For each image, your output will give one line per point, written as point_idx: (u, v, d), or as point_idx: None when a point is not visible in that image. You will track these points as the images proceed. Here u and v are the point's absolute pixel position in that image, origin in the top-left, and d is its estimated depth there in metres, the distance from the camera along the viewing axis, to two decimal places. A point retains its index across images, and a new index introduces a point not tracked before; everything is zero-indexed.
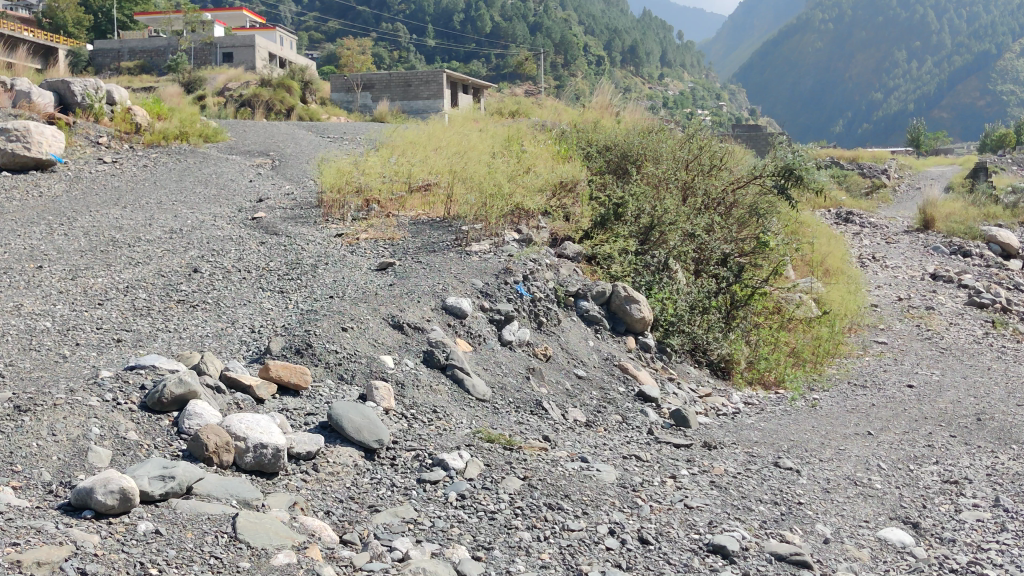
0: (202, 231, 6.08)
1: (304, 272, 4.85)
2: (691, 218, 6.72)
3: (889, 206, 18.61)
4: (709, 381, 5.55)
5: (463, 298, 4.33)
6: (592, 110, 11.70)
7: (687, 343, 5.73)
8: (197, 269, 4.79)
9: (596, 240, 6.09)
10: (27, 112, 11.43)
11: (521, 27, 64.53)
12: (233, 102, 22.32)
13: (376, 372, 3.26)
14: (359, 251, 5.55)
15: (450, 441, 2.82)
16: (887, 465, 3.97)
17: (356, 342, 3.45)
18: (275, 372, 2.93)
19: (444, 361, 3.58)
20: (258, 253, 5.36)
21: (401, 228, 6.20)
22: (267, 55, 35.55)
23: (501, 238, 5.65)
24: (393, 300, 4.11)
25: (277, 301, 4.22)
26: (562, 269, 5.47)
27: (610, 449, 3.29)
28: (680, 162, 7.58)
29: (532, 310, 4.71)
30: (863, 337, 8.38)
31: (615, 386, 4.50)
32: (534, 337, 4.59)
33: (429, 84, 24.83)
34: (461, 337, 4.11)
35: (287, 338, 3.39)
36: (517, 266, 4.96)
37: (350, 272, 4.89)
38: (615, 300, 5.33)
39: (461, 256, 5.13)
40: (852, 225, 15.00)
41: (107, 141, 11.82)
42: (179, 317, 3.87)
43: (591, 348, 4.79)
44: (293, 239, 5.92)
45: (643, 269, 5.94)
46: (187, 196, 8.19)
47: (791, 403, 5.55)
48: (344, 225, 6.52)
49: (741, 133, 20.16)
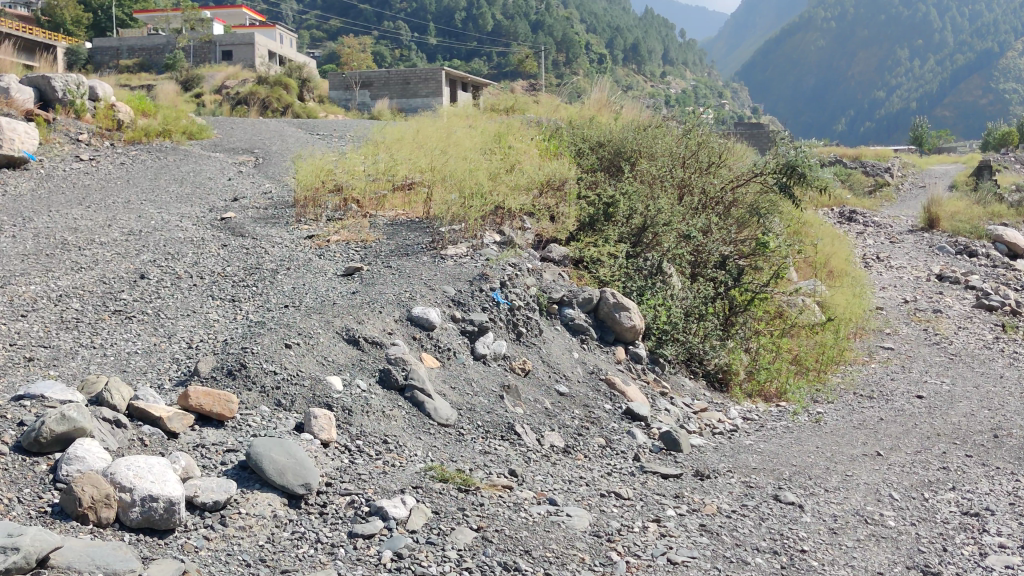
0: (163, 233, 5.68)
1: (262, 278, 4.46)
2: (686, 218, 6.32)
3: (892, 205, 18.18)
4: (704, 395, 5.14)
5: (431, 308, 3.93)
6: (587, 107, 11.31)
7: (682, 353, 5.33)
8: (145, 276, 4.39)
9: (585, 242, 5.69)
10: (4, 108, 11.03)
11: (522, 24, 64.11)
12: (228, 101, 21.94)
13: (319, 396, 2.86)
14: (327, 255, 5.15)
15: (395, 482, 2.41)
16: (898, 494, 3.57)
17: (301, 361, 3.05)
18: (194, 400, 2.54)
19: (402, 381, 3.19)
20: (216, 257, 4.96)
21: (376, 229, 5.80)
22: (264, 52, 35.14)
23: (480, 241, 5.25)
24: (352, 310, 3.71)
25: (225, 312, 3.83)
26: (546, 274, 5.07)
27: (587, 484, 2.89)
28: (676, 159, 7.17)
29: (510, 319, 4.31)
30: (868, 343, 7.97)
31: (600, 404, 4.10)
32: (512, 349, 4.19)
33: (426, 82, 24.42)
34: (427, 352, 3.71)
35: (220, 357, 2.99)
36: (495, 272, 4.56)
37: (312, 278, 4.49)
38: (604, 307, 4.94)
39: (434, 261, 4.73)
40: (855, 225, 14.58)
41: (87, 138, 11.42)
42: (110, 330, 3.47)
43: (575, 360, 4.39)
44: (258, 241, 5.52)
45: (635, 273, 5.53)
46: (159, 196, 7.79)
47: (793, 418, 5.14)
48: (317, 226, 6.12)
49: (742, 130, 19.73)
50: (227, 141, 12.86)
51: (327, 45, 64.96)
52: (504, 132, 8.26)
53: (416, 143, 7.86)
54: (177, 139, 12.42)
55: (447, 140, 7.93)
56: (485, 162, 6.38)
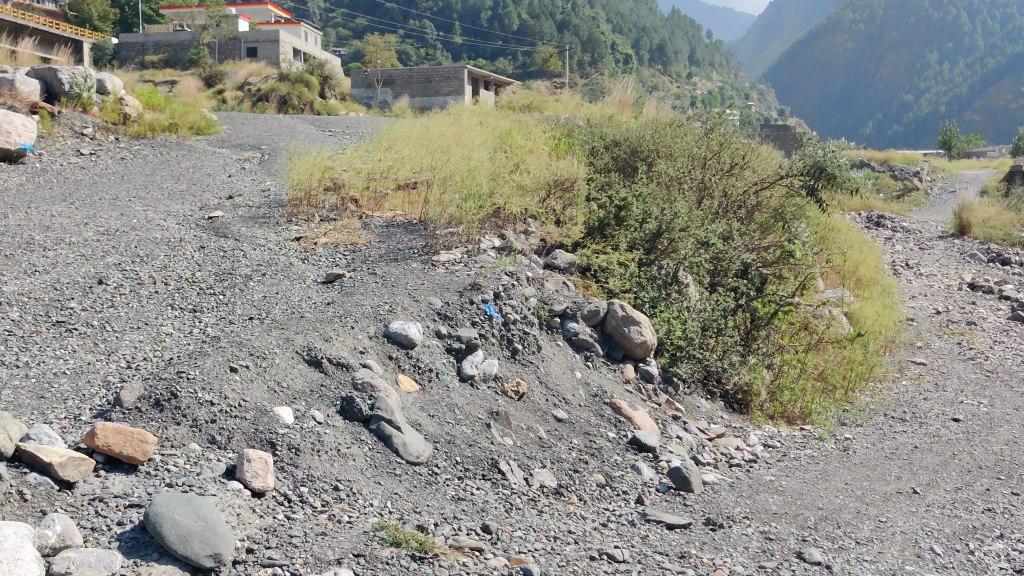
0: (140, 232, 5.28)
1: (232, 285, 4.04)
2: (705, 223, 5.85)
3: (921, 210, 17.59)
4: (721, 419, 4.68)
5: (411, 322, 3.50)
6: (607, 106, 10.88)
7: (698, 371, 4.88)
8: (104, 281, 3.98)
9: (593, 247, 5.23)
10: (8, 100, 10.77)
11: (548, 23, 63.77)
12: (248, 97, 21.66)
13: (262, 432, 2.44)
14: (311, 259, 4.72)
15: (334, 548, 1.98)
16: (940, 548, 3.10)
17: (249, 388, 2.63)
18: (102, 440, 2.14)
19: (367, 412, 2.76)
20: (190, 259, 4.55)
21: (369, 231, 5.38)
22: (288, 49, 34.90)
23: (477, 247, 4.82)
24: (319, 325, 3.29)
25: (181, 325, 3.41)
26: (548, 283, 4.63)
27: (576, 542, 2.45)
28: (696, 160, 6.71)
29: (504, 335, 3.87)
30: (898, 358, 7.45)
31: (603, 432, 3.66)
32: (505, 369, 3.75)
33: (448, 80, 24.15)
34: (405, 373, 3.29)
35: (150, 383, 2.57)
36: (489, 282, 4.13)
37: (288, 285, 4.08)
38: (611, 321, 4.49)
39: (424, 268, 4.30)
40: (883, 230, 14.02)
41: (91, 132, 11.08)
42: (42, 345, 3.06)
43: (577, 381, 3.95)
44: (240, 242, 5.11)
45: (648, 283, 5.07)
46: (151, 192, 7.41)
47: (819, 446, 4.66)
48: (308, 226, 5.70)
49: (768, 132, 19.16)
50: (236, 137, 12.52)
51: (352, 43, 64.86)
52: (515, 130, 7.83)
53: (422, 140, 7.45)
54: (183, 134, 12.09)
55: (454, 138, 7.52)
56: (490, 161, 5.95)
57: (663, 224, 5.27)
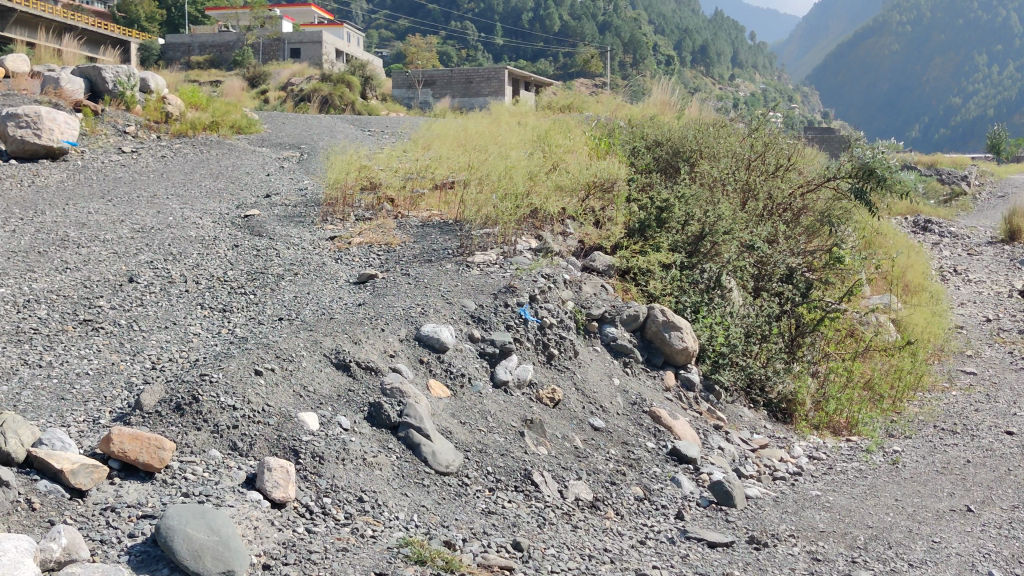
0: (174, 230, 5.22)
1: (263, 284, 3.96)
2: (749, 226, 5.68)
3: (969, 214, 17.18)
4: (765, 429, 4.52)
5: (443, 326, 3.40)
6: (648, 106, 10.73)
7: (740, 379, 4.72)
8: (134, 279, 3.91)
9: (633, 250, 5.09)
10: (53, 99, 10.99)
11: (590, 24, 63.57)
12: (290, 97, 21.75)
13: (285, 439, 2.34)
14: (345, 259, 4.63)
15: (356, 567, 1.88)
16: (999, 571, 2.93)
17: (274, 392, 2.53)
18: (117, 447, 2.06)
19: (396, 418, 2.65)
20: (222, 258, 4.48)
21: (404, 231, 5.28)
22: (330, 49, 35.08)
23: (514, 248, 4.71)
24: (348, 328, 3.19)
25: (209, 326, 3.33)
26: (586, 286, 4.50)
27: (612, 561, 2.32)
28: (740, 161, 6.54)
29: (540, 339, 3.75)
30: (948, 367, 7.20)
31: (641, 442, 3.52)
32: (540, 375, 3.63)
33: (488, 81, 24.11)
34: (437, 378, 3.18)
35: (171, 386, 2.49)
36: (525, 284, 4.01)
37: (320, 286, 3.99)
38: (651, 326, 4.35)
39: (459, 270, 4.20)
40: (930, 235, 13.69)
41: (134, 130, 11.11)
42: (67, 346, 2.99)
43: (615, 388, 3.81)
44: (274, 241, 5.04)
45: (689, 287, 4.92)
46: (189, 190, 7.37)
47: (867, 458, 4.48)
48: (343, 226, 5.61)
49: (812, 135, 18.84)
50: (276, 136, 12.50)
51: (394, 44, 65.11)
52: (554, 129, 7.69)
53: (461, 139, 7.34)
54: (224, 133, 12.08)
55: (493, 137, 7.41)
56: (528, 160, 5.84)
57: (705, 226, 5.12)
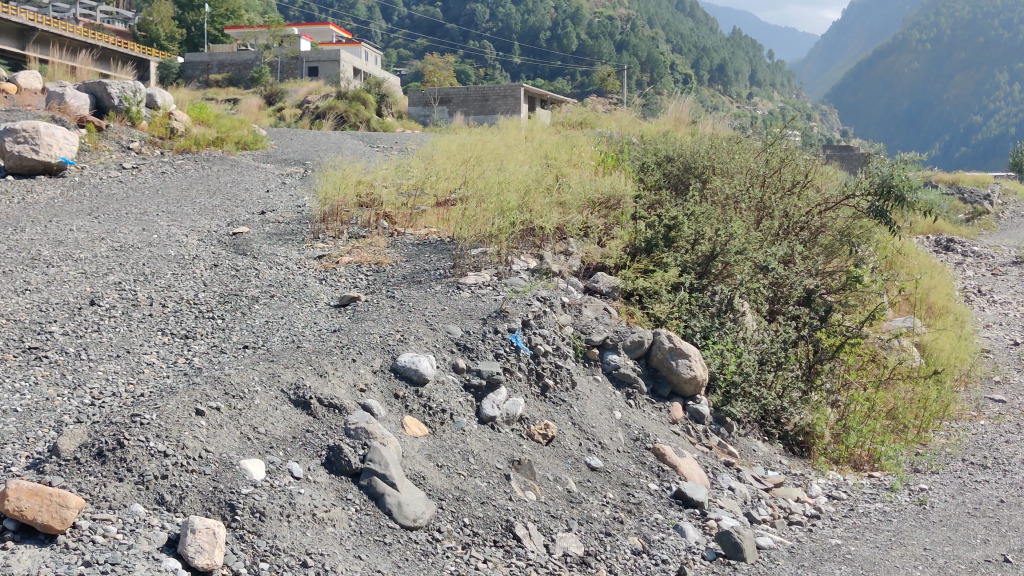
0: (154, 248, 4.94)
1: (235, 308, 3.67)
2: (764, 245, 5.35)
3: (993, 234, 16.77)
4: (780, 464, 4.18)
5: (423, 355, 3.09)
6: (661, 123, 10.43)
7: (754, 410, 4.38)
8: (96, 302, 3.63)
9: (638, 271, 4.77)
10: (58, 114, 10.76)
11: (607, 42, 63.43)
12: (305, 115, 21.62)
13: (221, 492, 2.04)
14: (329, 280, 4.33)
15: None
16: None
17: (215, 436, 2.24)
18: (14, 504, 1.78)
19: (358, 464, 2.34)
20: (198, 278, 4.19)
21: (397, 250, 4.99)
22: (348, 67, 35.05)
23: (509, 269, 4.41)
24: (315, 358, 2.89)
25: (166, 355, 3.04)
26: (586, 310, 4.19)
27: None
28: (754, 177, 6.22)
29: (533, 369, 3.44)
30: (975, 394, 6.81)
31: (643, 484, 3.19)
32: (532, 408, 3.31)
33: (504, 98, 23.90)
34: (413, 415, 2.88)
35: (97, 429, 2.20)
36: (518, 308, 3.70)
37: (296, 309, 3.69)
38: (657, 354, 4.02)
39: (448, 292, 3.90)
40: (953, 254, 13.30)
41: (138, 146, 10.89)
42: (2, 377, 2.70)
43: (615, 423, 3.49)
44: (258, 259, 4.76)
45: (699, 310, 4.60)
46: (182, 207, 7.10)
47: (891, 498, 4.12)
48: (334, 243, 5.32)
49: (832, 153, 18.48)
50: (282, 152, 12.27)
51: (411, 63, 65.14)
52: (561, 145, 7.42)
53: (463, 152, 7.07)
54: (229, 149, 11.83)
55: (498, 152, 7.14)
56: (530, 175, 5.56)
57: (717, 245, 4.78)
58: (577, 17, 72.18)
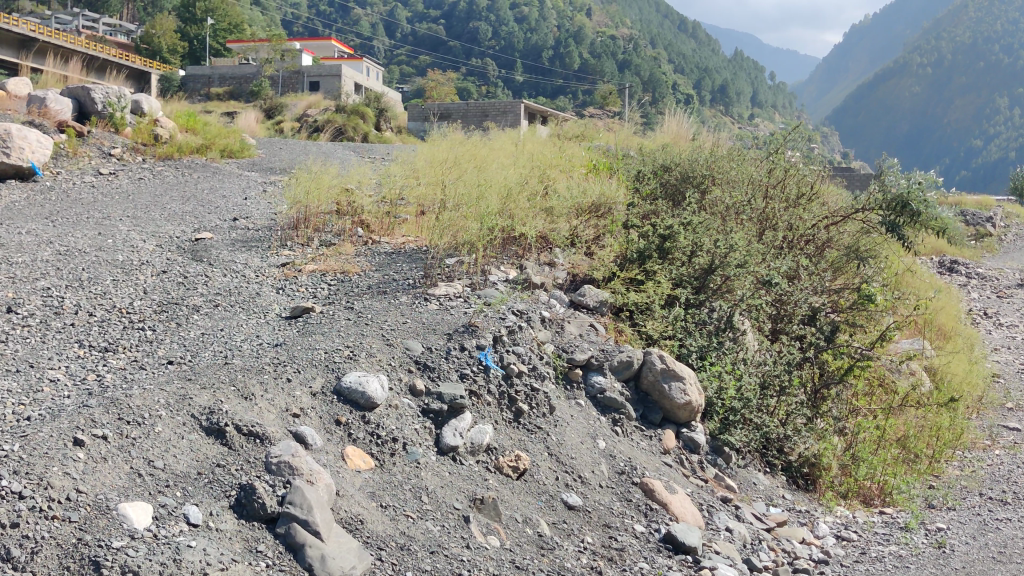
0: (102, 253, 4.53)
1: (171, 318, 3.26)
2: (767, 258, 4.95)
3: (995, 256, 16.44)
4: (783, 500, 3.76)
5: (373, 375, 2.69)
6: (658, 136, 10.04)
7: (755, 439, 3.97)
8: (13, 310, 3.21)
9: (628, 284, 4.37)
10: (39, 119, 10.22)
11: (609, 61, 63.31)
12: (303, 128, 21.29)
13: (84, 547, 1.65)
14: (287, 289, 3.92)
15: None
16: None
17: (88, 474, 1.85)
18: None
19: (275, 508, 1.93)
20: (140, 285, 3.78)
21: (367, 258, 4.58)
22: (349, 83, 34.80)
23: (486, 281, 4.01)
24: (243, 377, 2.49)
25: (74, 371, 2.61)
26: (569, 326, 3.78)
27: None
28: (757, 187, 5.84)
29: (504, 391, 3.03)
30: (989, 421, 6.38)
31: (628, 526, 2.77)
32: (502, 435, 2.90)
33: (504, 114, 23.61)
34: (359, 446, 2.46)
35: None
36: (491, 322, 3.29)
37: (243, 319, 3.29)
38: (647, 376, 3.61)
39: (414, 303, 3.49)
40: (957, 276, 12.94)
41: (120, 152, 10.46)
42: None
43: (599, 455, 3.07)
44: (213, 266, 4.36)
45: (695, 328, 4.19)
46: (150, 213, 6.68)
47: (907, 540, 3.68)
48: (303, 251, 4.90)
49: (834, 173, 18.13)
50: (268, 160, 11.87)
51: (413, 80, 64.94)
52: (553, 153, 7.03)
53: (447, 156, 6.68)
54: (212, 157, 11.41)
55: (484, 158, 6.76)
56: (513, 179, 5.16)
57: (715, 258, 4.37)
58: (580, 35, 72.07)
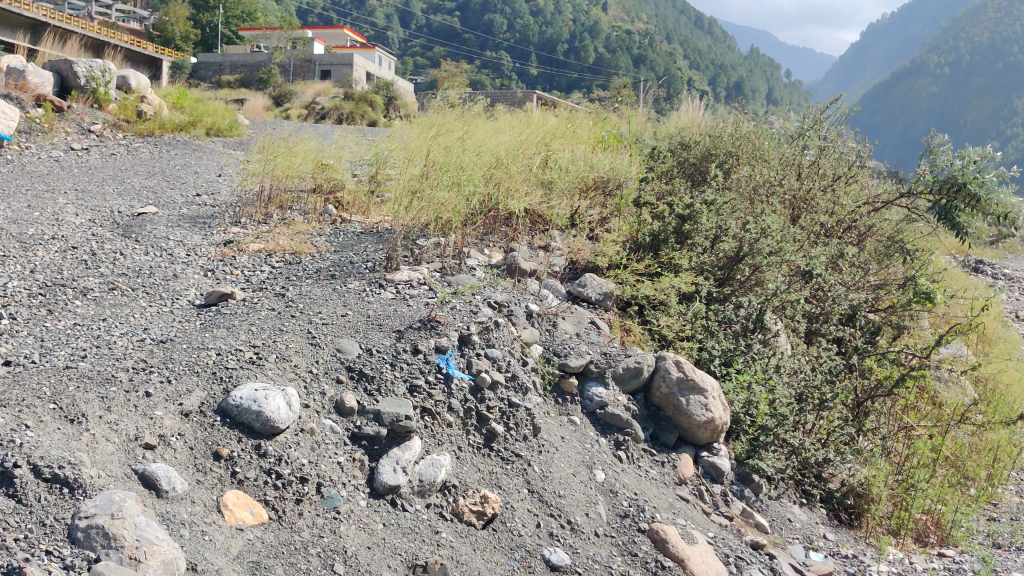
0: (13, 227, 3.78)
1: (49, 306, 2.55)
2: (802, 245, 4.18)
3: (1018, 256, 15.69)
4: (826, 542, 2.97)
5: (280, 390, 1.99)
6: (672, 118, 9.27)
7: (790, 464, 3.19)
8: None
9: (637, 273, 3.63)
10: (15, 90, 9.25)
11: (625, 54, 62.37)
12: (309, 115, 20.52)
13: None
14: (217, 271, 3.19)
15: None
16: None
17: None
18: None
19: None
20: (34, 264, 3.05)
21: (325, 237, 3.83)
22: (359, 71, 34.05)
23: (460, 266, 3.30)
24: (71, 392, 1.89)
25: None
26: (564, 323, 3.04)
27: None
28: (791, 166, 5.05)
29: (471, 409, 2.28)
30: None
31: None
32: (467, 466, 2.15)
33: None
34: (248, 491, 1.76)
35: None
36: (457, 317, 2.56)
37: (141, 308, 2.59)
38: (660, 387, 2.87)
39: (364, 290, 2.77)
40: (984, 275, 12.18)
41: (100, 128, 9.54)
42: None
43: (594, 491, 2.30)
44: (139, 243, 3.62)
45: (719, 326, 3.44)
46: (103, 188, 5.92)
47: None
48: (256, 228, 4.16)
49: None
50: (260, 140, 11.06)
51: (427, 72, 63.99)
52: (561, 127, 6.22)
53: (440, 115, 5.78)
54: (199, 135, 10.55)
55: (479, 130, 5.93)
56: (508, 147, 4.41)
57: (744, 244, 3.63)
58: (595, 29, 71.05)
